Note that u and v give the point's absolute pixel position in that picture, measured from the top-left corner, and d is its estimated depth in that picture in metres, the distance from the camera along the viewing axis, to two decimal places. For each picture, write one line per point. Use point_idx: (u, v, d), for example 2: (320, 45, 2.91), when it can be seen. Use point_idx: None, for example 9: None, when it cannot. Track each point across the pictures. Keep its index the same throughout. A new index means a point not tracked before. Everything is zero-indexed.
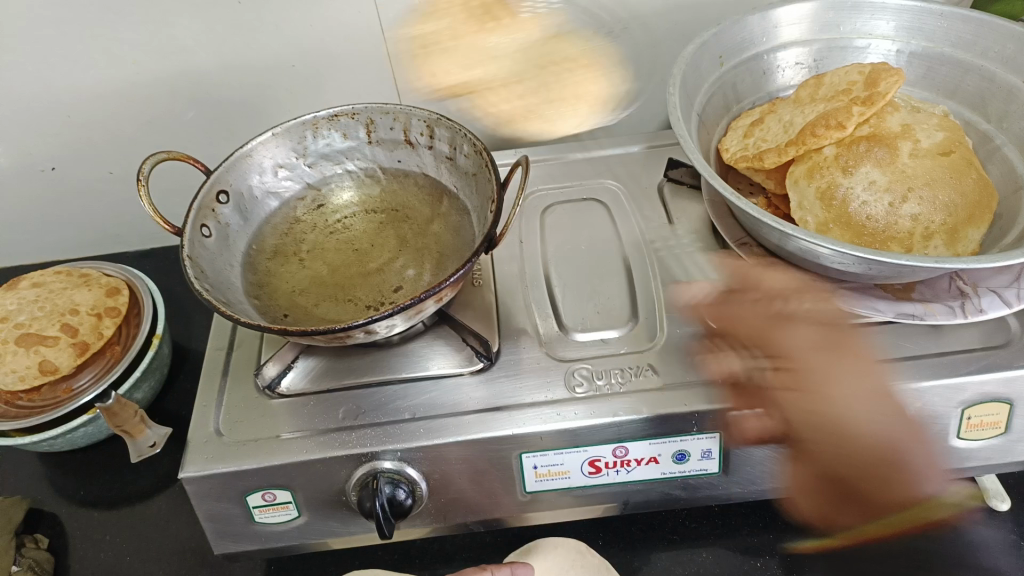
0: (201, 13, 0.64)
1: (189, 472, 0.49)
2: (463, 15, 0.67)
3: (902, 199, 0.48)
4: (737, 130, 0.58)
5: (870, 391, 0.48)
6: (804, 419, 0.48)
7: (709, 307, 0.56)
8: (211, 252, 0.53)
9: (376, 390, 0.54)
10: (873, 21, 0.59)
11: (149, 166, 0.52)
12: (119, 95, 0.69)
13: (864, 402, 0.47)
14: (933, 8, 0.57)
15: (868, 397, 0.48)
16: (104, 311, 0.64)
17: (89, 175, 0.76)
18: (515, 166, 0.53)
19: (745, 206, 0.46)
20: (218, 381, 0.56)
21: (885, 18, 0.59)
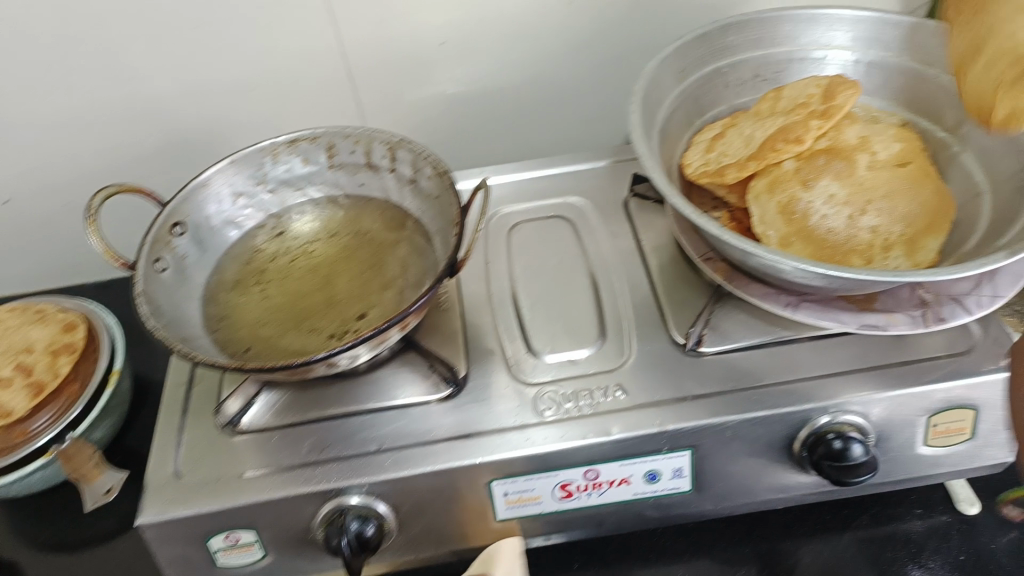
0: (156, 39, 0.63)
1: (147, 517, 0.47)
2: (424, 34, 0.67)
3: (860, 212, 0.48)
4: (698, 144, 0.57)
5: None
6: None
7: (676, 323, 0.55)
8: (165, 285, 0.52)
9: (341, 422, 0.52)
10: (831, 32, 0.59)
11: (98, 201, 0.50)
12: (72, 124, 0.67)
13: None
14: (889, 18, 0.58)
15: None
16: (60, 348, 0.62)
17: (45, 207, 0.74)
18: (476, 190, 0.52)
19: (706, 225, 0.46)
20: (178, 419, 0.54)
21: (842, 30, 0.59)
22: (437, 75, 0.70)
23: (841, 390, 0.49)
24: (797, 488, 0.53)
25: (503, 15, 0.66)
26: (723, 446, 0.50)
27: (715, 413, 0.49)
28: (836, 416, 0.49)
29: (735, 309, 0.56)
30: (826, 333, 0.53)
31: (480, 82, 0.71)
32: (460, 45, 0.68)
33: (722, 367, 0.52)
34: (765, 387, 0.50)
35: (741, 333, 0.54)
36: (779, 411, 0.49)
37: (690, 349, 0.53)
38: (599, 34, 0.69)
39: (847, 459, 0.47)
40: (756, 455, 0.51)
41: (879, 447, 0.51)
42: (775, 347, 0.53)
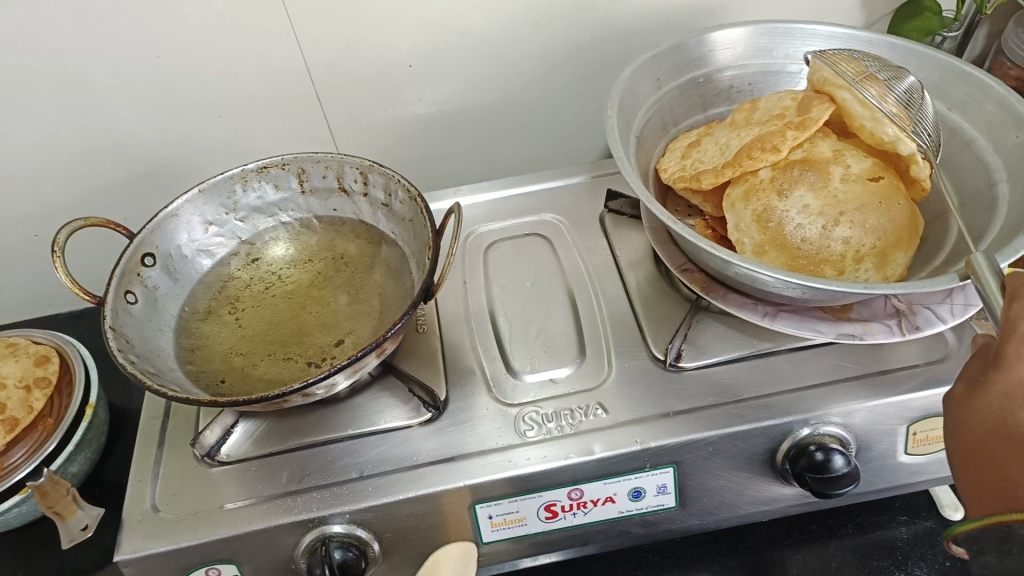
0: (120, 69, 0.62)
1: (124, 554, 0.46)
2: (392, 57, 0.66)
3: (834, 222, 0.47)
4: (675, 150, 0.57)
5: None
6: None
7: (655, 339, 0.55)
8: (137, 318, 0.51)
9: (321, 450, 0.52)
10: (806, 47, 0.59)
11: (65, 235, 0.49)
12: (37, 155, 0.66)
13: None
14: (862, 36, 0.57)
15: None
16: (33, 382, 0.61)
17: (13, 238, 0.72)
18: (449, 213, 0.51)
19: (681, 229, 0.46)
20: (154, 452, 0.53)
21: (817, 44, 0.59)
22: (407, 96, 0.70)
23: (820, 401, 0.49)
24: (781, 500, 0.53)
25: (471, 37, 0.66)
26: (706, 462, 0.50)
27: (696, 429, 0.49)
28: (816, 428, 0.49)
29: (713, 322, 0.56)
30: (804, 345, 0.54)
31: (451, 102, 0.71)
32: (429, 66, 0.68)
33: (702, 383, 0.52)
34: (745, 401, 0.50)
35: (718, 347, 0.54)
36: (760, 425, 0.49)
37: (670, 364, 0.53)
38: (568, 53, 0.69)
39: (829, 471, 0.47)
40: (739, 469, 0.51)
41: (860, 457, 0.51)
42: (754, 361, 0.53)
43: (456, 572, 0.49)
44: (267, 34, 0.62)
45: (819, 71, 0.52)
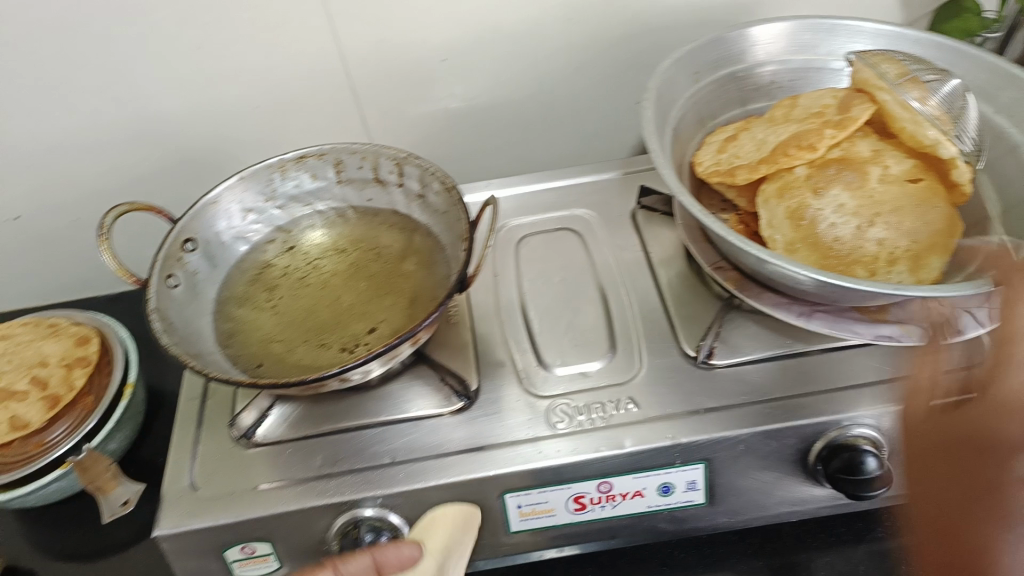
0: (162, 60, 0.64)
1: (164, 529, 0.48)
2: (426, 52, 0.67)
3: (869, 223, 0.47)
4: (711, 145, 0.56)
5: None
6: None
7: (687, 336, 0.55)
8: (178, 301, 0.53)
9: (354, 435, 0.53)
10: (850, 44, 0.58)
11: (111, 219, 0.51)
12: (79, 141, 0.68)
13: None
14: (909, 34, 0.57)
15: None
16: (74, 361, 0.63)
17: (54, 223, 0.74)
18: (484, 206, 0.52)
19: (713, 225, 0.47)
20: (192, 433, 0.54)
21: (861, 42, 0.58)
22: (439, 91, 0.70)
23: (855, 403, 0.49)
24: (810, 501, 0.53)
25: (504, 33, 0.67)
26: (736, 460, 0.50)
27: (727, 426, 0.49)
28: (849, 429, 0.49)
29: (746, 321, 0.56)
30: (838, 345, 0.54)
31: (483, 97, 0.71)
32: (462, 61, 0.68)
33: (733, 381, 0.52)
34: (776, 401, 0.50)
35: (751, 346, 0.54)
36: (792, 425, 0.49)
37: (701, 361, 0.53)
38: (602, 49, 0.69)
39: (861, 472, 0.47)
40: (769, 468, 0.51)
41: (893, 460, 0.51)
42: (786, 360, 0.53)
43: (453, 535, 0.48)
44: (305, 27, 0.63)
45: (860, 71, 0.52)
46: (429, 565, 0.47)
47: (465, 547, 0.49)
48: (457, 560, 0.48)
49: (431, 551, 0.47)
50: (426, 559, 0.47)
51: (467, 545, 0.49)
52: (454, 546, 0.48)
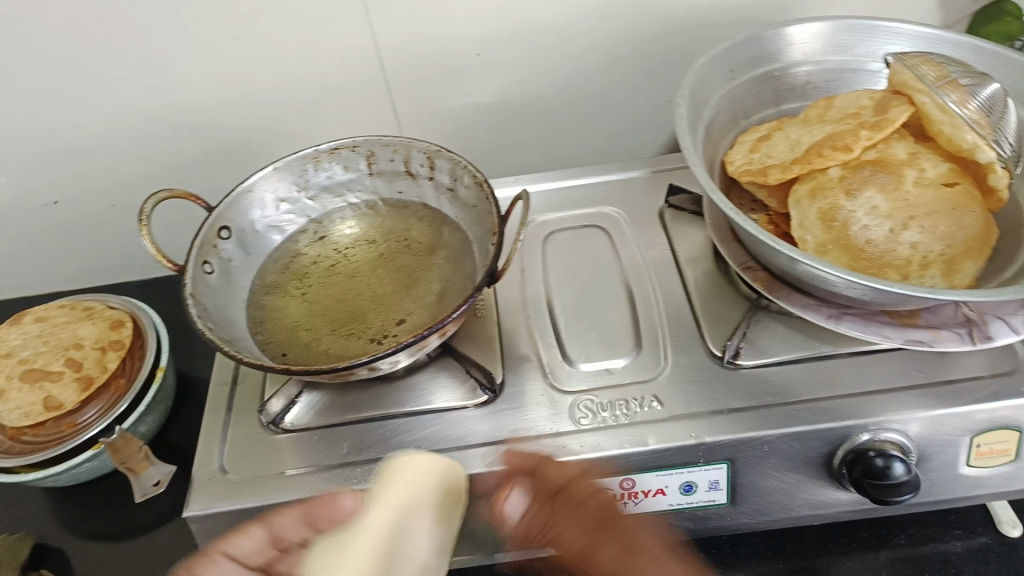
0: (200, 50, 0.65)
1: (193, 510, 0.49)
2: (458, 46, 0.67)
3: (903, 226, 0.46)
4: (743, 144, 0.56)
5: None
6: None
7: (713, 336, 0.55)
8: (213, 287, 0.54)
9: (379, 425, 0.53)
10: (889, 45, 0.58)
11: (151, 205, 0.52)
12: (118, 129, 0.70)
13: None
14: (949, 36, 0.56)
15: None
16: (108, 344, 0.64)
17: (91, 208, 0.76)
18: (515, 200, 0.52)
19: (744, 223, 0.47)
20: (222, 417, 0.56)
21: (900, 43, 0.57)
22: (469, 85, 0.71)
23: (882, 408, 0.49)
24: (833, 505, 0.53)
25: (537, 28, 0.67)
26: (760, 461, 0.50)
27: (752, 427, 0.49)
28: (876, 434, 0.49)
29: (773, 322, 0.56)
30: (867, 349, 0.53)
31: (514, 92, 0.72)
32: (494, 56, 0.69)
33: (759, 383, 0.52)
34: (802, 403, 0.50)
35: (778, 347, 0.54)
36: (817, 427, 0.48)
37: (727, 361, 0.53)
38: (634, 47, 0.69)
39: (888, 477, 0.47)
40: (793, 471, 0.50)
41: (920, 466, 0.50)
42: (813, 363, 0.53)
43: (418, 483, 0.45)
44: (340, 19, 0.64)
45: (899, 72, 0.51)
46: (381, 518, 0.43)
47: (443, 512, 0.45)
48: (423, 522, 0.44)
49: (385, 502, 0.43)
50: (378, 509, 0.43)
51: (443, 512, 0.45)
52: (417, 501, 0.44)
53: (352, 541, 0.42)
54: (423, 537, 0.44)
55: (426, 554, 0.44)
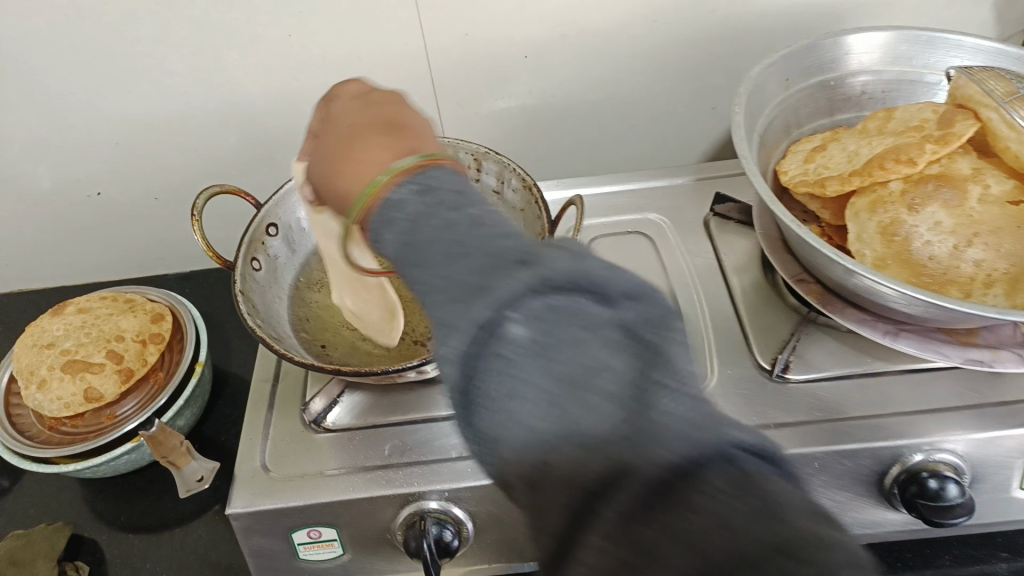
0: (250, 46, 0.65)
1: (236, 508, 0.49)
2: (507, 47, 0.67)
3: (966, 243, 0.46)
4: (798, 153, 0.56)
5: (354, 148, 0.38)
6: (347, 173, 0.37)
7: (761, 349, 0.55)
8: (260, 284, 0.54)
9: (422, 427, 0.53)
10: (948, 58, 0.57)
11: (203, 200, 0.53)
12: (166, 123, 0.70)
13: (352, 153, 0.38)
14: (1010, 50, 0.54)
15: (365, 145, 0.37)
16: (148, 337, 0.65)
17: (134, 200, 0.77)
18: (568, 205, 0.55)
19: (804, 235, 0.46)
20: (264, 414, 0.56)
21: (960, 56, 0.56)
22: (515, 87, 0.70)
23: (935, 427, 0.48)
24: (880, 524, 0.51)
25: (586, 31, 0.66)
26: (810, 477, 0.48)
27: (803, 442, 0.48)
28: (929, 454, 0.48)
29: (823, 336, 0.55)
30: (918, 367, 0.52)
31: (559, 95, 0.71)
32: (541, 60, 0.68)
33: (809, 397, 0.51)
34: (855, 421, 0.49)
35: (828, 362, 0.53)
36: (871, 446, 0.47)
37: (776, 375, 0.52)
38: (682, 53, 0.69)
39: (941, 499, 0.46)
40: (842, 489, 0.49)
41: (971, 487, 0.49)
42: (863, 379, 0.52)
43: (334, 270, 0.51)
44: (391, 20, 0.64)
45: (963, 87, 0.51)
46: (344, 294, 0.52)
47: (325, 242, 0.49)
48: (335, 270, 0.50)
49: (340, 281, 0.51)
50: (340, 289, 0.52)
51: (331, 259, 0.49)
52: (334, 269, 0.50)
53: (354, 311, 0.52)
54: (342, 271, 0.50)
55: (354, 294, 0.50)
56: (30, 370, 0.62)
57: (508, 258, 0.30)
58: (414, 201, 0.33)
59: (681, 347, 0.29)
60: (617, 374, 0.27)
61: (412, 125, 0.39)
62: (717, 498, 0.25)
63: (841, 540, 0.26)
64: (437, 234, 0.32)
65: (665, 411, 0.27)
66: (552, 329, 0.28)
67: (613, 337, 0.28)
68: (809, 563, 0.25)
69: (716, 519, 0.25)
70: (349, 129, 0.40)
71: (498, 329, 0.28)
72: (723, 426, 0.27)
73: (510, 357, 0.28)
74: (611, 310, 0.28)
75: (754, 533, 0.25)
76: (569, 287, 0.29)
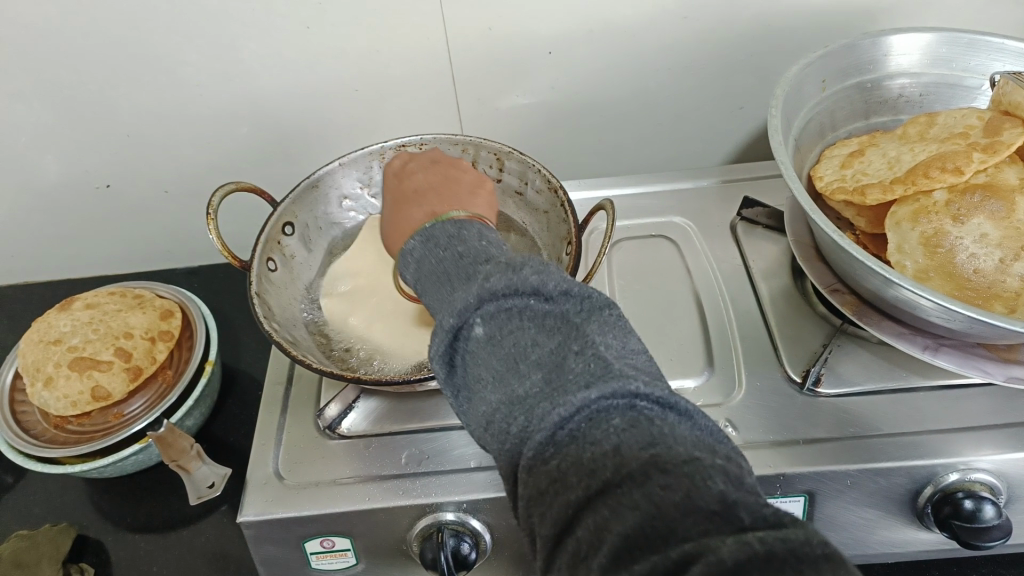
0: (265, 37, 0.63)
1: (247, 516, 0.47)
2: (531, 42, 0.65)
3: (1013, 257, 0.44)
4: (833, 158, 0.54)
5: (405, 209, 0.43)
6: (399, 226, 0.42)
7: (792, 361, 0.53)
8: (276, 286, 0.53)
9: (440, 435, 0.51)
10: (990, 61, 0.55)
11: (218, 197, 0.51)
12: (177, 115, 0.68)
13: (404, 212, 0.43)
14: None
15: (416, 204, 0.43)
16: (157, 334, 0.63)
17: (144, 193, 0.75)
18: (596, 209, 0.53)
19: (846, 245, 0.44)
20: (277, 418, 0.54)
21: (1003, 60, 0.54)
22: (538, 83, 0.69)
23: (973, 446, 0.46)
24: (912, 543, 0.50)
25: (613, 27, 0.64)
26: (842, 495, 0.47)
27: (836, 459, 0.46)
28: (965, 474, 0.46)
29: (855, 348, 0.53)
30: (955, 382, 0.50)
31: (582, 92, 0.69)
32: (566, 55, 0.66)
33: (840, 412, 0.49)
34: (889, 438, 0.47)
35: (861, 376, 0.51)
36: (907, 464, 0.45)
37: (807, 388, 0.51)
38: (711, 51, 0.67)
39: (978, 521, 0.44)
40: (875, 507, 0.47)
41: (1009, 508, 0.47)
42: (897, 395, 0.50)
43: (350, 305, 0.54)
44: (413, 11, 0.62)
45: (1011, 93, 0.49)
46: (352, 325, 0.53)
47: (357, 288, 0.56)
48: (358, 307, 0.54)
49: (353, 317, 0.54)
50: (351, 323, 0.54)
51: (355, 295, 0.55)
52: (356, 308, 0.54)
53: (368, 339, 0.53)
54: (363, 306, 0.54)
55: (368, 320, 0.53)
56: (36, 367, 0.60)
57: (471, 269, 0.33)
58: (416, 249, 0.36)
59: (612, 327, 0.31)
60: (550, 350, 0.30)
61: (444, 190, 0.44)
62: (611, 433, 0.27)
63: (729, 469, 0.26)
64: (435, 269, 0.35)
65: (574, 369, 0.29)
66: (499, 318, 0.31)
67: (549, 323, 0.31)
68: (681, 475, 0.25)
69: (607, 447, 0.26)
70: (405, 200, 0.45)
71: (462, 330, 0.31)
72: (628, 377, 0.28)
73: (466, 350, 0.31)
74: (554, 305, 0.31)
75: (640, 455, 0.26)
76: (510, 284, 0.31)
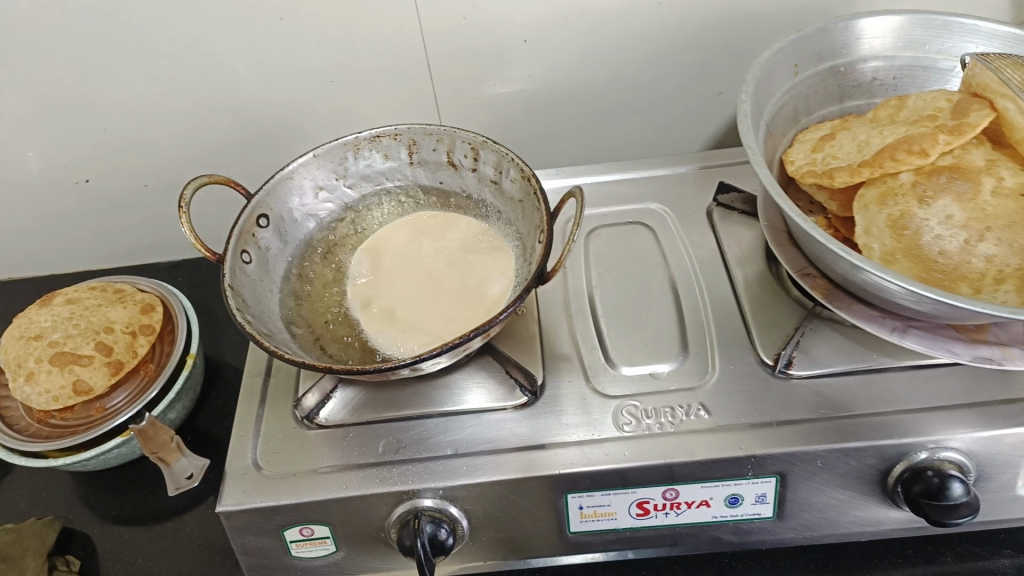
0: (241, 28, 0.63)
1: (226, 506, 0.48)
2: (507, 30, 0.65)
3: (978, 237, 0.44)
4: (805, 143, 0.54)
5: None
6: None
7: (765, 344, 0.53)
8: (250, 278, 0.54)
9: (416, 424, 0.52)
10: (963, 43, 0.55)
11: (191, 191, 0.51)
12: (153, 108, 0.68)
13: None
14: None
15: None
16: (138, 328, 0.64)
17: (123, 187, 0.75)
18: (567, 197, 0.52)
19: (811, 230, 0.44)
20: (256, 410, 0.55)
21: (975, 42, 0.55)
22: (515, 71, 0.68)
23: (940, 425, 0.47)
24: (883, 521, 0.50)
25: (588, 15, 0.64)
26: (813, 475, 0.47)
27: (807, 441, 0.47)
28: (934, 452, 0.46)
29: (828, 331, 0.54)
30: (924, 363, 0.51)
31: (560, 79, 0.69)
32: (541, 42, 0.66)
33: (813, 394, 0.50)
34: (858, 419, 0.48)
35: (833, 358, 0.52)
36: (875, 444, 0.46)
37: (779, 371, 0.51)
38: (687, 38, 0.67)
39: (945, 498, 0.45)
40: (845, 487, 0.48)
41: (977, 485, 0.48)
42: (868, 375, 0.51)
43: (370, 292, 0.57)
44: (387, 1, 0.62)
45: (980, 75, 0.50)
46: (370, 309, 0.55)
47: (379, 275, 0.58)
48: (377, 292, 0.57)
49: (370, 303, 0.56)
50: (368, 308, 0.55)
51: (373, 283, 0.57)
52: (376, 293, 0.56)
53: (383, 321, 0.54)
54: (383, 292, 0.56)
55: (387, 305, 0.55)
56: (18, 362, 0.60)
57: None
58: None
59: None
60: None
61: None
62: None
63: None
64: None
65: None
66: None
67: None
68: None
69: None
70: None
71: None
72: None
73: None
74: None
75: None
76: None
